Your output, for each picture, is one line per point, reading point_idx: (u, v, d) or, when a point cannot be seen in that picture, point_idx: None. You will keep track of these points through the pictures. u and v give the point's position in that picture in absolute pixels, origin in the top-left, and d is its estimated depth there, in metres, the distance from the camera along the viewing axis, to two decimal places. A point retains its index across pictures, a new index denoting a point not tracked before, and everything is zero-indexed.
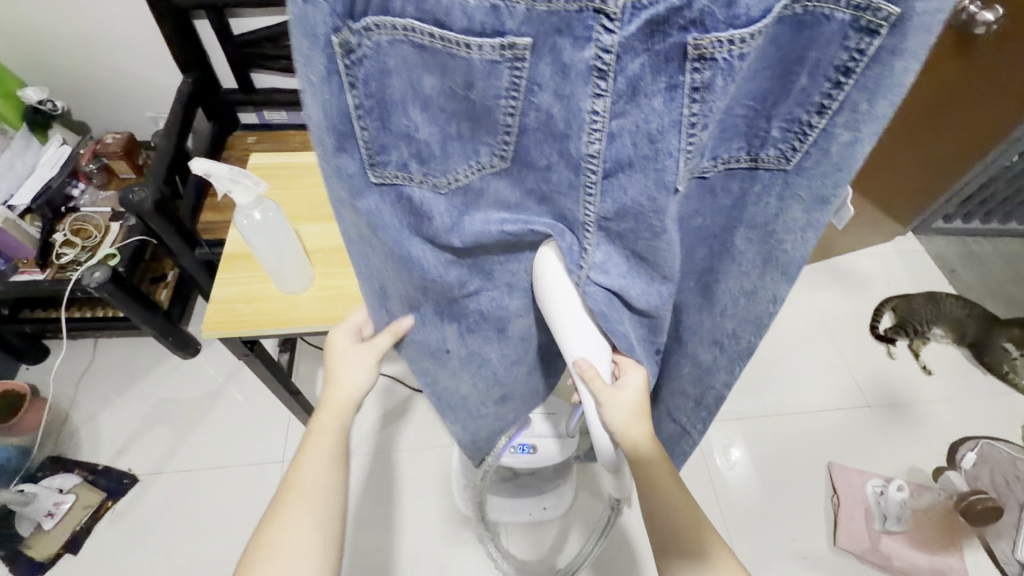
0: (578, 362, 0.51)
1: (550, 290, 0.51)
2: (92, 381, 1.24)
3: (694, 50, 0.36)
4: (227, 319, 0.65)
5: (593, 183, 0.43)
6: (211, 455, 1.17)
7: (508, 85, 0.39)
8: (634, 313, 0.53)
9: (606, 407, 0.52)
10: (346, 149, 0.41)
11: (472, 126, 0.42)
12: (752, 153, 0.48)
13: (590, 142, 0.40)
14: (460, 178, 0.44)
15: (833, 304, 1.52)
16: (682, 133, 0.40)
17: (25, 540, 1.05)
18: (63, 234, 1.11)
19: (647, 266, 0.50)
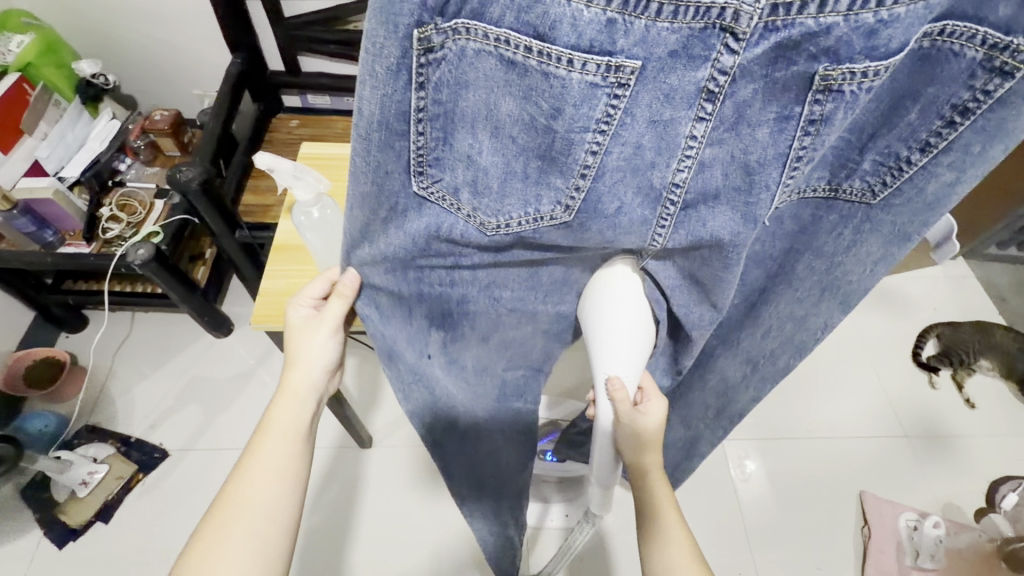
0: (608, 378, 0.50)
1: (604, 304, 0.50)
2: (129, 354, 1.26)
3: (820, 81, 0.32)
4: (278, 312, 0.64)
5: (668, 215, 0.40)
6: (240, 436, 1.18)
7: (601, 115, 0.34)
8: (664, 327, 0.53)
9: (624, 423, 0.51)
10: (394, 147, 0.37)
11: (541, 164, 0.37)
12: (834, 183, 0.44)
13: (679, 169, 0.37)
14: (511, 224, 0.41)
15: (875, 326, 1.47)
16: (785, 167, 0.37)
17: (59, 504, 1.07)
18: (109, 209, 1.11)
19: (699, 289, 0.47)
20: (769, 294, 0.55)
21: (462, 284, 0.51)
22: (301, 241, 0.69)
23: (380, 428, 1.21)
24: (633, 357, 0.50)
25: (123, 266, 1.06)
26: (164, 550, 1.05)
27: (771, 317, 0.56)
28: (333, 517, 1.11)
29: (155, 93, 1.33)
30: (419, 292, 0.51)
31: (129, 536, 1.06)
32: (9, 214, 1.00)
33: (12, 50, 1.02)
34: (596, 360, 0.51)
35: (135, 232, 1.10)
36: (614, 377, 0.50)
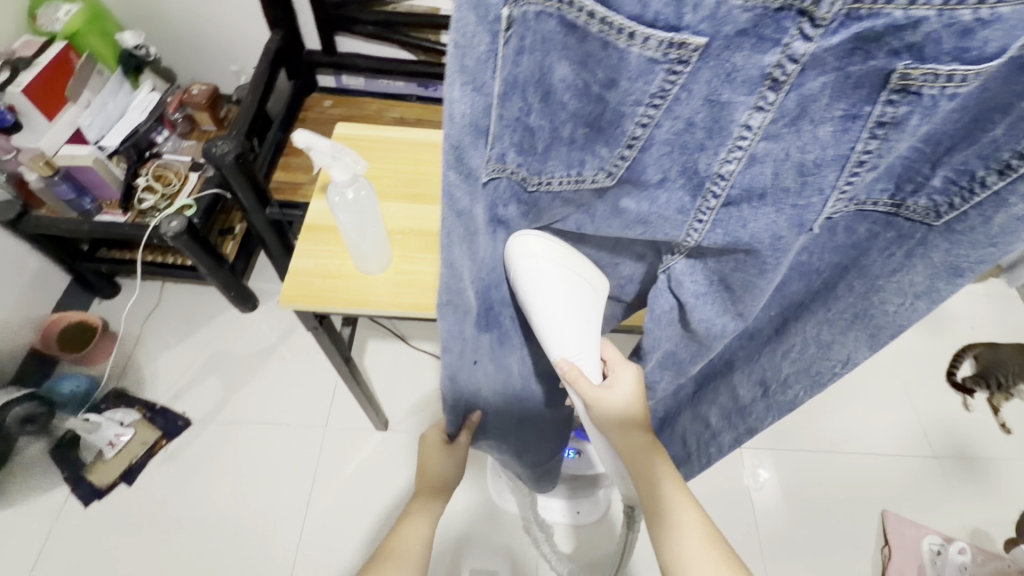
0: (559, 362, 0.47)
1: (527, 276, 0.45)
2: (157, 323, 1.29)
3: (897, 81, 0.29)
4: (306, 292, 0.64)
5: (708, 209, 0.38)
6: (260, 410, 1.20)
7: (656, 91, 0.31)
8: (690, 332, 0.51)
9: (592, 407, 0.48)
10: (476, 145, 0.35)
11: (589, 133, 0.35)
12: (897, 197, 0.39)
13: (727, 161, 0.34)
14: (553, 183, 0.38)
15: (907, 340, 1.42)
16: (843, 170, 0.34)
17: (85, 464, 1.11)
18: (146, 180, 1.12)
19: (727, 294, 0.45)
20: (804, 309, 0.52)
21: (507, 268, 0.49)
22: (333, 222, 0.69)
23: (396, 412, 1.21)
24: (583, 336, 0.48)
25: (155, 237, 1.08)
26: (183, 516, 1.08)
27: (795, 336, 0.54)
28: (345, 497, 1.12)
29: (193, 67, 1.34)
30: (478, 293, 0.51)
31: (149, 500, 1.09)
32: (49, 180, 1.01)
33: (60, 19, 1.04)
34: (544, 344, 0.48)
35: (168, 204, 1.10)
36: (565, 358, 0.47)
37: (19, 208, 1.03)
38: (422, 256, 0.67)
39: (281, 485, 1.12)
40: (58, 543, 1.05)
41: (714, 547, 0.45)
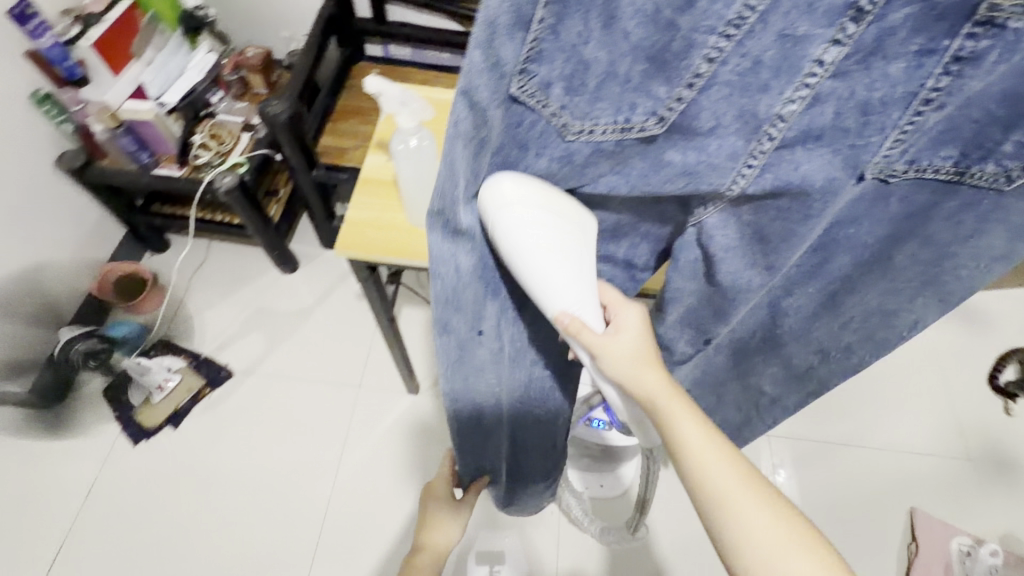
0: (558, 317, 0.45)
1: (504, 224, 0.41)
2: (204, 278, 1.34)
3: (984, 13, 0.28)
4: (358, 241, 0.66)
5: (760, 153, 0.36)
6: (299, 366, 1.25)
7: (732, 16, 0.29)
8: (716, 285, 0.51)
9: (599, 359, 0.49)
10: (513, 40, 0.31)
11: (647, 69, 0.32)
12: (962, 165, 0.36)
13: (789, 100, 0.33)
14: (595, 131, 0.35)
15: (946, 338, 1.38)
16: (908, 109, 0.33)
17: (135, 406, 1.17)
18: (201, 138, 1.15)
19: (758, 242, 0.45)
20: (859, 283, 0.49)
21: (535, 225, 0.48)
22: (387, 177, 0.71)
23: (427, 377, 1.24)
24: (576, 283, 0.45)
25: (208, 192, 1.13)
26: (224, 461, 1.14)
27: (858, 308, 0.52)
28: (375, 454, 1.15)
29: (245, 32, 1.37)
30: None
31: (193, 445, 1.15)
32: (114, 133, 1.07)
33: None
34: (539, 301, 0.45)
35: (221, 162, 1.13)
36: (562, 311, 0.45)
37: (84, 157, 1.10)
38: None
39: (315, 439, 1.17)
40: (109, 478, 1.11)
41: (740, 476, 0.45)
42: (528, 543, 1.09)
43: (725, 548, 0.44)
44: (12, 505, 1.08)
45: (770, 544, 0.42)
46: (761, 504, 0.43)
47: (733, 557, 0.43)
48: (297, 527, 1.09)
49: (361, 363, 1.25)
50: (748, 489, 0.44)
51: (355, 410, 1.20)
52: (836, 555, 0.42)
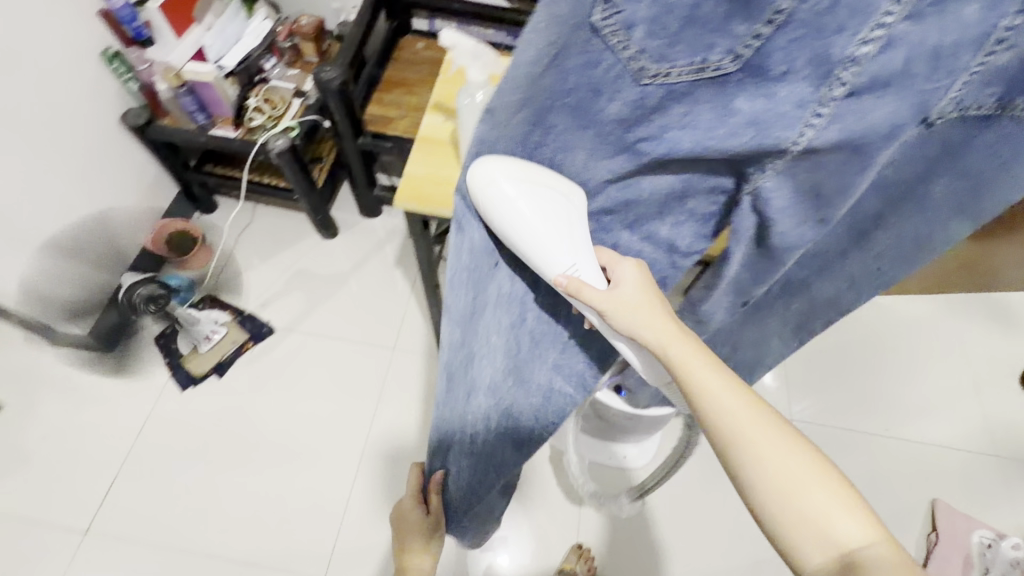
0: (556, 280, 0.48)
1: (496, 196, 0.45)
2: (249, 239, 1.40)
3: None
4: (416, 193, 0.70)
5: (830, 101, 0.35)
6: (338, 326, 1.30)
7: None
8: (766, 251, 0.48)
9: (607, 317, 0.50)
10: None
11: (728, 7, 0.32)
12: (1005, 99, 0.36)
13: (864, 42, 0.32)
14: (670, 74, 0.36)
15: (979, 336, 1.37)
16: (979, 50, 0.33)
17: (183, 355, 1.23)
18: (255, 102, 1.20)
19: (810, 198, 0.43)
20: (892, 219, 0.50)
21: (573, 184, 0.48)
22: (444, 136, 0.74)
23: None
24: (571, 242, 0.48)
25: (261, 153, 1.19)
26: (267, 411, 1.20)
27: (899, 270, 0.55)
28: (407, 412, 1.20)
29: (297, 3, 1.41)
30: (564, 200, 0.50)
31: (237, 395, 1.21)
32: (177, 91, 1.12)
33: None
34: (538, 267, 0.49)
35: (275, 125, 1.18)
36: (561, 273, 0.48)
37: (146, 116, 1.16)
38: None
39: (352, 396, 1.22)
40: (158, 420, 1.17)
41: (749, 410, 0.46)
42: (550, 508, 1.14)
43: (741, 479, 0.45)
44: (68, 439, 1.14)
45: (784, 472, 0.43)
46: (771, 434, 0.45)
47: (749, 488, 0.45)
48: (333, 477, 1.14)
49: (396, 327, 1.30)
50: (758, 422, 0.45)
51: (390, 372, 1.25)
52: (844, 478, 0.44)
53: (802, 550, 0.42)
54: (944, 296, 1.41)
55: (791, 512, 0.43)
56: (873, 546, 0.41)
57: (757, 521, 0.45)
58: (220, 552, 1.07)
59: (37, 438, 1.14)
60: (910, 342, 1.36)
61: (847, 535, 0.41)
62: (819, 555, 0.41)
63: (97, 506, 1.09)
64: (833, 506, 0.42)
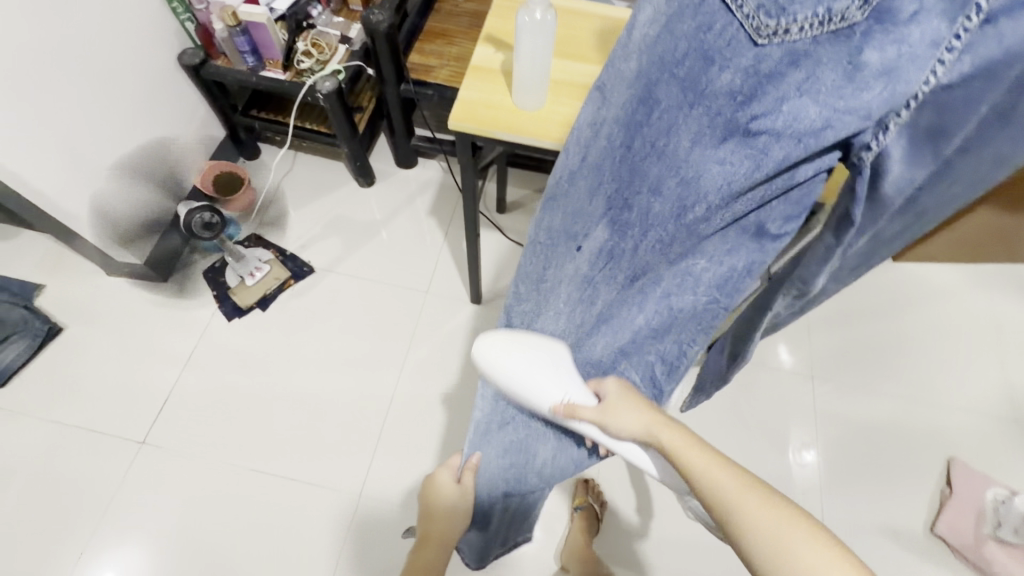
0: (554, 409, 0.56)
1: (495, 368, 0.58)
2: (291, 185, 1.46)
3: None
4: (471, 116, 0.73)
5: (965, 32, 0.34)
6: (373, 269, 1.36)
7: None
8: (876, 198, 0.43)
9: (609, 429, 0.54)
10: None
11: None
12: None
13: None
14: (790, 29, 0.38)
15: (1008, 307, 1.36)
16: None
17: (231, 286, 1.31)
18: (303, 46, 1.24)
19: (930, 144, 0.38)
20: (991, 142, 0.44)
21: (668, 195, 0.50)
22: (496, 65, 0.77)
23: (488, 289, 1.33)
24: (551, 381, 0.56)
25: (308, 96, 1.23)
26: (307, 344, 1.27)
27: None
28: (437, 351, 1.26)
29: None
30: (667, 204, 0.50)
31: (279, 328, 1.28)
32: (231, 32, 1.15)
33: None
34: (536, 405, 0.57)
35: (322, 69, 1.22)
36: (558, 402, 0.56)
37: (201, 57, 1.22)
38: (572, 102, 0.74)
39: (386, 334, 1.28)
40: (208, 347, 1.25)
41: (746, 495, 0.46)
42: None
43: (749, 558, 0.45)
44: (126, 361, 1.23)
45: (787, 550, 0.43)
46: (771, 514, 0.45)
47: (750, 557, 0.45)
48: (368, 407, 1.21)
49: (428, 272, 1.36)
50: (756, 506, 0.45)
51: (423, 314, 1.31)
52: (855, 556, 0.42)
53: None
54: (972, 266, 1.41)
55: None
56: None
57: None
58: (263, 468, 1.14)
59: (97, 359, 1.23)
60: (934, 308, 1.36)
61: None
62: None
63: (152, 421, 1.18)
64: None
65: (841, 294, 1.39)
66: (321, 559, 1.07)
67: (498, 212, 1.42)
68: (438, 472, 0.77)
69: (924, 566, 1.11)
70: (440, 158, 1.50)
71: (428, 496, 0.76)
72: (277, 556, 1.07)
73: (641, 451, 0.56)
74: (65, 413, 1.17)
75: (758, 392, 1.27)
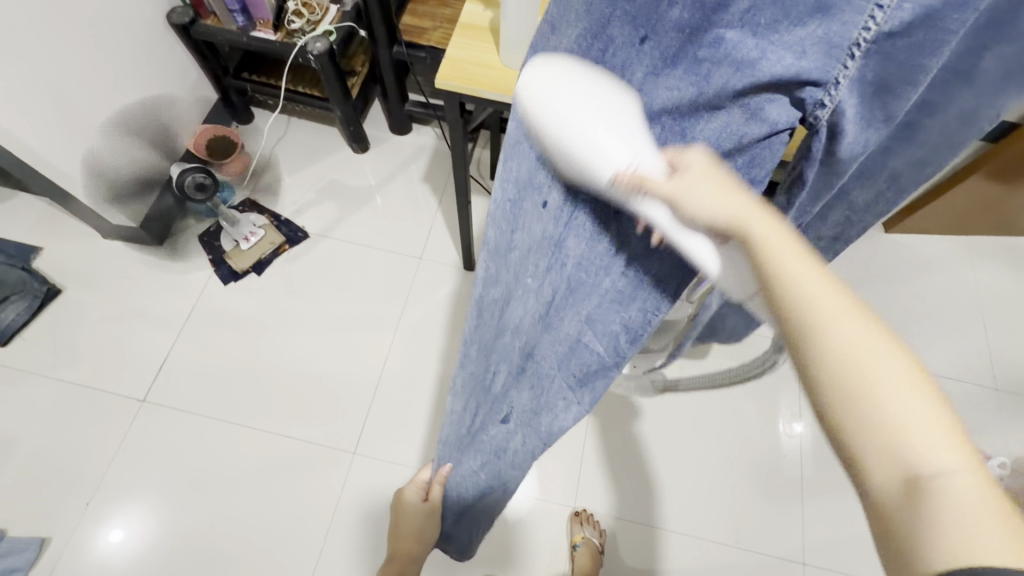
0: (615, 177, 0.39)
1: (551, 101, 0.41)
2: (286, 149, 1.45)
3: None
4: (458, 74, 0.73)
5: None
6: (367, 234, 1.37)
7: None
8: (822, 159, 0.40)
9: (681, 210, 0.39)
10: None
11: None
12: None
13: None
14: None
15: (995, 280, 1.37)
16: None
17: (226, 251, 1.32)
18: (294, 5, 1.20)
19: (880, 101, 0.34)
20: None
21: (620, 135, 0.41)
22: (486, 22, 0.77)
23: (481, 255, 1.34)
24: (620, 129, 0.39)
25: (300, 57, 1.21)
26: (303, 308, 1.29)
27: None
28: (430, 315, 1.29)
29: None
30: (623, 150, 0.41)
31: (275, 292, 1.30)
32: None
33: None
34: (590, 168, 0.40)
35: (314, 30, 1.21)
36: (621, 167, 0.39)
37: (190, 16, 1.20)
38: None
39: (379, 299, 1.30)
40: (204, 309, 1.27)
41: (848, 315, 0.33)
42: None
43: (812, 386, 0.33)
44: (123, 322, 1.26)
45: (873, 382, 0.31)
46: (873, 348, 0.32)
47: (830, 402, 0.32)
48: (361, 369, 1.23)
49: (421, 239, 1.37)
50: (861, 331, 0.33)
51: (416, 279, 1.32)
52: (954, 413, 0.31)
53: (875, 479, 0.30)
54: (967, 241, 1.41)
55: (867, 417, 0.30)
56: (969, 479, 0.28)
57: (832, 431, 0.32)
58: (260, 425, 1.18)
59: (95, 319, 1.25)
60: (926, 279, 1.38)
61: (931, 460, 0.29)
62: (890, 477, 0.29)
63: (152, 379, 1.21)
64: (924, 417, 0.30)
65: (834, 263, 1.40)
66: (316, 512, 1.12)
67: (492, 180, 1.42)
68: (409, 483, 0.79)
69: None
70: (434, 124, 1.50)
71: (399, 506, 0.79)
72: (272, 509, 1.12)
73: (707, 244, 0.40)
74: (65, 370, 1.20)
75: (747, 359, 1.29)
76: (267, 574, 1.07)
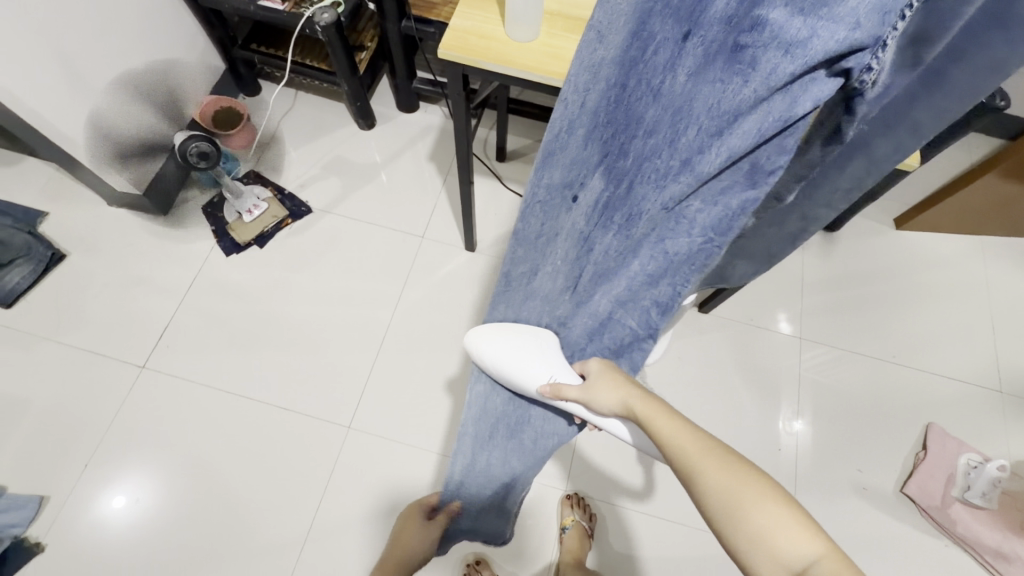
0: (543, 391, 0.62)
1: (489, 348, 0.69)
2: (292, 122, 1.45)
3: None
4: (461, 45, 0.72)
5: None
6: (370, 211, 1.36)
7: None
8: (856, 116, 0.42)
9: (591, 407, 0.58)
10: None
11: None
12: None
13: None
14: None
15: (1005, 279, 1.35)
16: None
17: (229, 222, 1.32)
18: None
19: (913, 48, 0.38)
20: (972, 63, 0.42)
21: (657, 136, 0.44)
22: None
23: (483, 237, 1.33)
24: (530, 367, 0.64)
25: (307, 28, 1.19)
26: (304, 282, 1.29)
27: None
28: (430, 294, 1.28)
29: None
30: (662, 150, 0.44)
31: (276, 266, 1.30)
32: None
33: None
34: (528, 386, 0.64)
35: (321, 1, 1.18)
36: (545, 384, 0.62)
37: None
38: (566, 36, 0.72)
39: (380, 276, 1.30)
40: (206, 280, 1.28)
41: (710, 456, 0.47)
42: None
43: (706, 511, 0.45)
44: (127, 289, 1.26)
45: (740, 501, 0.43)
46: (730, 477, 0.44)
47: (718, 520, 0.44)
48: (360, 345, 1.24)
49: (424, 218, 1.36)
50: (719, 465, 0.46)
51: (417, 258, 1.32)
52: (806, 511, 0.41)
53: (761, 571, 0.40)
54: (977, 240, 1.38)
55: (751, 537, 0.41)
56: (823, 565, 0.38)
57: (724, 542, 0.43)
58: (256, 396, 1.19)
59: (99, 286, 1.26)
60: (934, 277, 1.35)
61: (801, 555, 0.39)
62: None
63: (152, 347, 1.22)
64: (778, 523, 0.40)
65: (840, 258, 1.37)
66: (311, 482, 1.13)
67: (498, 160, 1.41)
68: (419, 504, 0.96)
69: (893, 526, 1.12)
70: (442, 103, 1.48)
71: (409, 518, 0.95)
72: (266, 478, 1.13)
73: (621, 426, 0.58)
74: (68, 334, 1.22)
75: (744, 352, 1.28)
76: (259, 542, 1.08)
